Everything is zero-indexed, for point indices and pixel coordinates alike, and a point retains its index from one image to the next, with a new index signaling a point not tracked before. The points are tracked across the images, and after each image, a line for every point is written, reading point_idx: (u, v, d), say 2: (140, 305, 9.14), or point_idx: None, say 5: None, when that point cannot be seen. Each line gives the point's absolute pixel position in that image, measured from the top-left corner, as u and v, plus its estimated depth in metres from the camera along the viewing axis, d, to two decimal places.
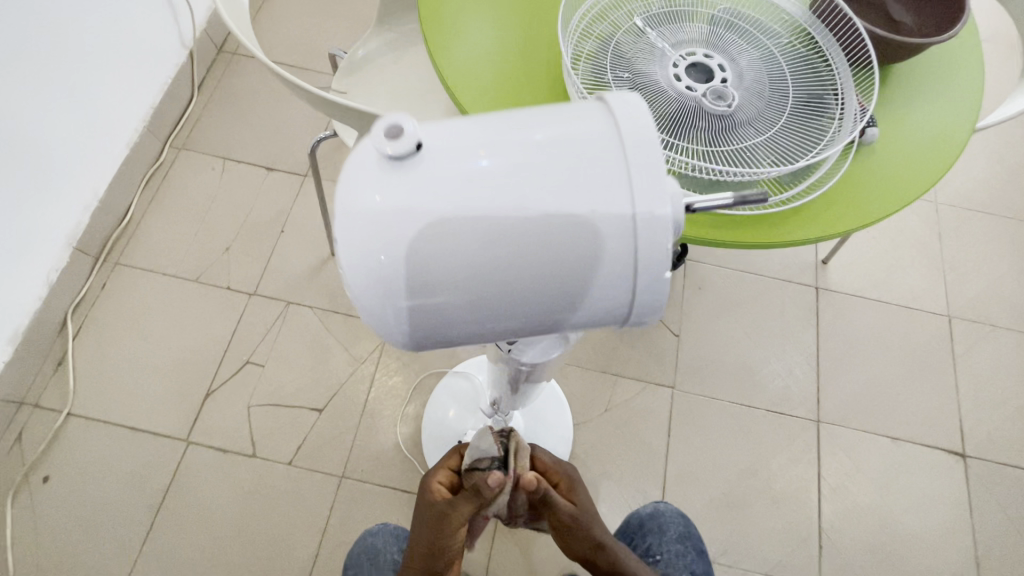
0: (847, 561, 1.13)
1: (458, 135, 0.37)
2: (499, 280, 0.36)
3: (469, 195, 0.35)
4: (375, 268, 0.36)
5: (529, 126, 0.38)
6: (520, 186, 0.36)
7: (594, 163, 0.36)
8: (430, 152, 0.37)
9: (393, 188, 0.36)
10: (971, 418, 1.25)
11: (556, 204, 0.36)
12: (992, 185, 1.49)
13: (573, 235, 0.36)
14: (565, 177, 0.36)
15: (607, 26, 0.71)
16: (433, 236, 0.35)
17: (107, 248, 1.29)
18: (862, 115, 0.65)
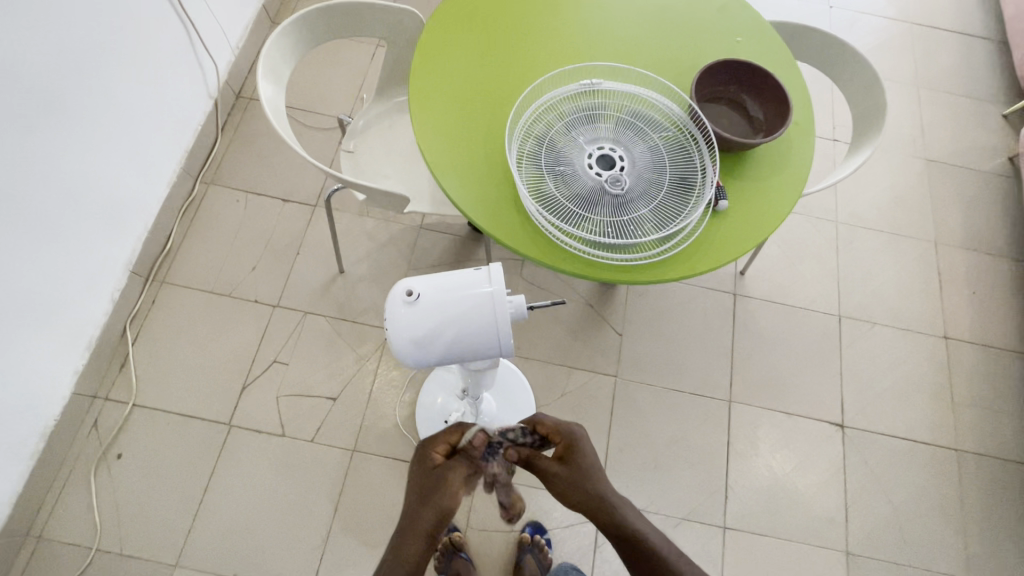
0: (746, 507, 1.47)
1: (428, 285, 0.71)
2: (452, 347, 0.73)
3: (439, 314, 0.71)
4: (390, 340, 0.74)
5: (461, 283, 0.72)
6: (452, 318, 0.71)
7: (486, 308, 0.71)
8: (418, 293, 0.71)
9: (398, 310, 0.72)
10: (850, 397, 1.59)
11: (470, 328, 0.72)
12: (882, 206, 1.82)
13: (477, 339, 0.73)
14: (474, 315, 0.71)
15: (542, 128, 1.01)
16: (412, 336, 0.72)
17: (154, 270, 1.57)
18: (713, 190, 0.96)
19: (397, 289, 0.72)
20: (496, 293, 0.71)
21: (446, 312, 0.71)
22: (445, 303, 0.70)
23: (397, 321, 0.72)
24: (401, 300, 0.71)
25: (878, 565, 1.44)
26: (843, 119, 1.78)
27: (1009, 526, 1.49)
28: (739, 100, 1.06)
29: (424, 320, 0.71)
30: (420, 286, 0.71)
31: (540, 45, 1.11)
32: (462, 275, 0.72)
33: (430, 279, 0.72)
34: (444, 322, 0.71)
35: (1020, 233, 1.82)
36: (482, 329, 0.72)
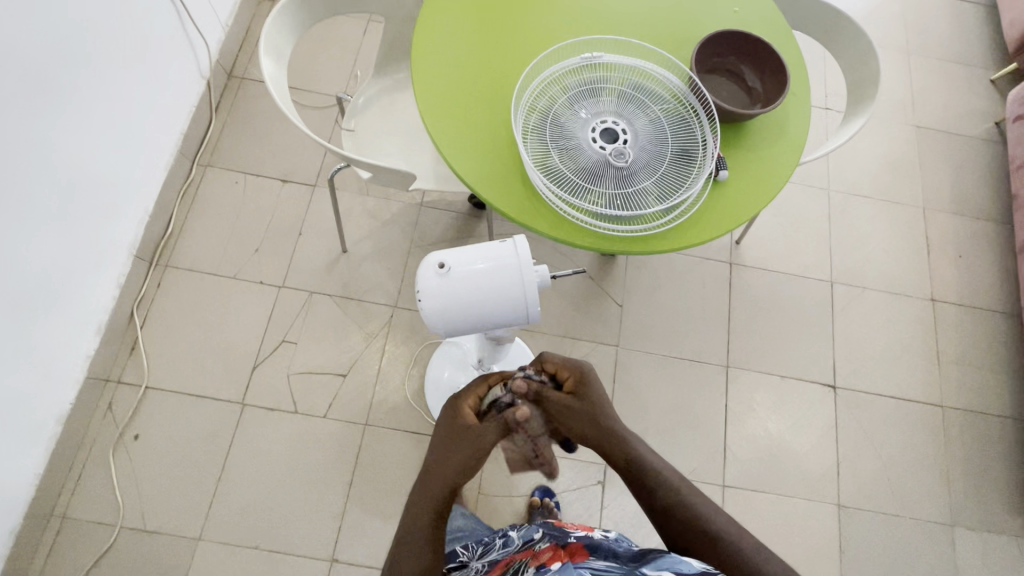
0: (743, 465, 1.54)
1: (458, 256, 0.74)
2: (482, 317, 0.76)
3: (470, 286, 0.73)
4: (423, 315, 0.76)
5: (489, 252, 0.75)
6: (483, 286, 0.74)
7: (515, 274, 0.74)
8: (450, 266, 0.73)
9: (430, 282, 0.74)
10: (842, 359, 1.66)
11: (500, 296, 0.74)
12: (873, 173, 1.86)
13: (506, 308, 0.76)
14: (503, 283, 0.74)
15: (545, 103, 1.03)
16: (445, 307, 0.74)
17: (158, 254, 1.58)
18: (715, 161, 0.99)
19: (428, 263, 0.75)
20: (522, 260, 0.74)
21: (477, 280, 0.73)
22: (476, 272, 0.73)
23: (430, 294, 0.74)
24: (433, 271, 0.74)
25: (867, 515, 1.53)
26: (836, 87, 1.79)
27: (991, 475, 1.58)
28: (737, 71, 1.08)
29: (457, 290, 0.73)
30: (451, 257, 0.74)
31: (540, 19, 1.12)
32: (488, 245, 0.75)
33: (459, 251, 0.75)
34: (475, 290, 0.74)
35: (1005, 197, 1.87)
36: (511, 296, 0.75)
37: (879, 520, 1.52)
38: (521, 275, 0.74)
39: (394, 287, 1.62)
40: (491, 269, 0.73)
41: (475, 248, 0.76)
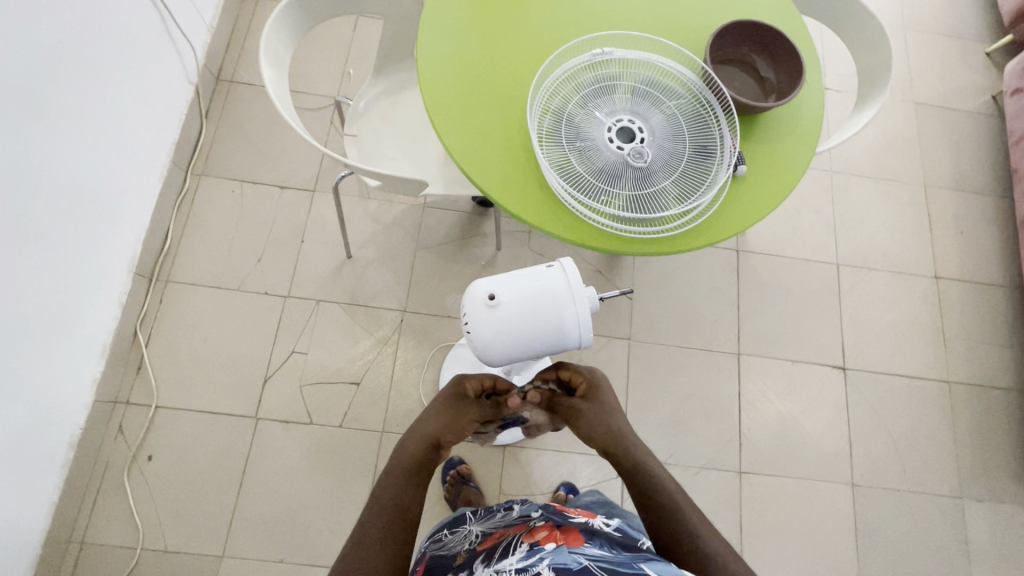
0: (758, 451, 1.56)
1: (506, 283, 0.74)
2: (533, 346, 0.75)
3: (521, 315, 0.73)
4: (475, 346, 0.75)
5: (537, 277, 0.74)
6: (535, 312, 0.73)
7: (564, 297, 0.74)
8: (499, 296, 0.73)
9: (480, 313, 0.74)
10: (850, 341, 1.67)
11: (551, 320, 0.74)
12: (874, 153, 1.85)
13: (558, 332, 0.74)
14: (554, 306, 0.73)
15: (559, 102, 1.00)
16: (498, 336, 0.73)
17: (157, 269, 1.54)
18: (733, 156, 0.97)
19: (476, 293, 0.74)
20: (571, 282, 0.74)
21: (529, 306, 0.73)
22: (525, 298, 0.73)
23: (482, 324, 0.73)
24: (483, 301, 0.73)
25: (880, 493, 1.56)
26: (836, 67, 1.78)
27: (998, 446, 1.62)
28: (750, 62, 1.06)
29: (508, 318, 0.73)
30: (499, 284, 0.74)
31: (547, 14, 1.08)
32: (535, 270, 0.75)
33: (506, 278, 0.75)
34: (527, 317, 0.73)
35: (1003, 170, 1.88)
36: (562, 319, 0.74)
37: (893, 497, 1.55)
38: (572, 297, 0.74)
39: (401, 292, 1.59)
40: (541, 294, 0.73)
41: (522, 274, 0.76)
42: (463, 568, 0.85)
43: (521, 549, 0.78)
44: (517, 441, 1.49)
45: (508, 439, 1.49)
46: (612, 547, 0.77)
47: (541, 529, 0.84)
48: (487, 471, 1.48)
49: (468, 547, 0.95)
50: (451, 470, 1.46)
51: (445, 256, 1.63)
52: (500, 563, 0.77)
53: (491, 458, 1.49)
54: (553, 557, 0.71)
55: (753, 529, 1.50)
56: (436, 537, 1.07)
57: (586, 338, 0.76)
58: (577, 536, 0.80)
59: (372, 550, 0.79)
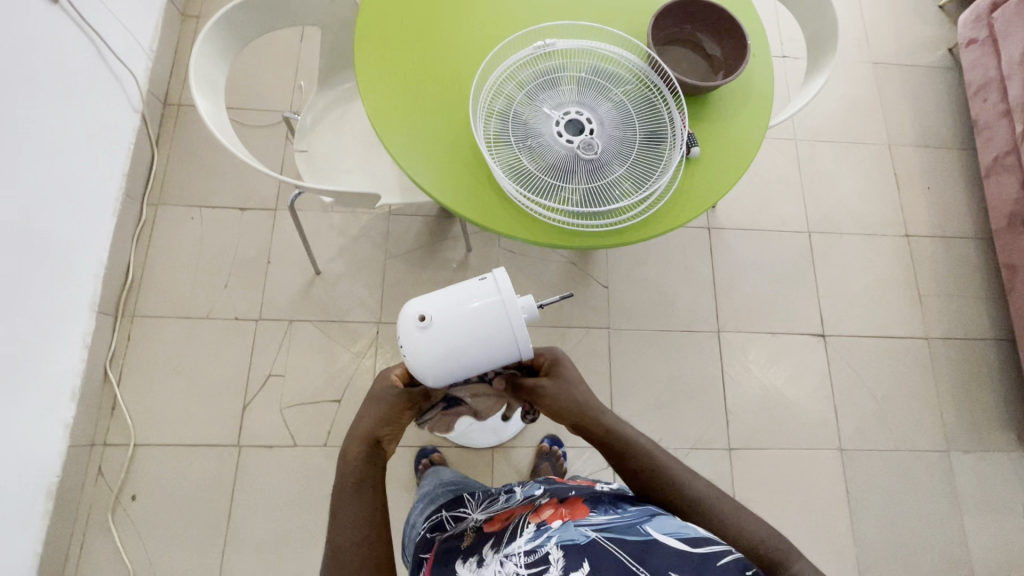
0: (746, 426, 1.57)
1: (438, 302, 0.72)
2: (473, 363, 0.74)
3: (454, 334, 0.71)
4: (413, 369, 0.74)
5: (469, 292, 0.73)
6: (469, 328, 0.71)
7: (498, 309, 0.72)
8: (430, 317, 0.71)
9: (413, 335, 0.72)
10: (828, 307, 1.68)
11: (486, 334, 0.72)
12: (836, 116, 1.85)
13: (495, 346, 0.73)
14: (488, 320, 0.72)
15: (504, 101, 0.98)
16: (433, 357, 0.72)
17: (121, 305, 1.50)
18: (685, 138, 0.96)
19: (409, 315, 0.73)
20: (504, 292, 0.72)
21: (461, 322, 0.71)
22: (458, 314, 0.71)
23: (415, 347, 0.72)
24: (414, 323, 0.72)
25: (868, 454, 1.57)
26: (790, 34, 1.77)
27: (979, 396, 1.64)
28: (695, 40, 1.05)
29: (442, 337, 0.71)
30: (430, 304, 0.72)
31: (484, 11, 1.06)
32: (467, 285, 0.73)
33: (437, 297, 0.73)
34: (461, 334, 0.71)
35: (966, 122, 1.89)
36: (498, 331, 0.72)
37: (881, 457, 1.57)
38: (505, 309, 0.72)
39: (375, 303, 1.57)
40: (473, 309, 0.72)
41: (455, 290, 0.74)
42: (470, 554, 0.81)
43: (529, 528, 0.75)
44: (505, 440, 1.49)
45: (495, 441, 1.49)
46: (617, 509, 0.77)
47: (545, 505, 0.82)
48: (479, 474, 1.47)
49: (471, 529, 0.91)
50: (423, 458, 1.45)
51: (416, 262, 1.61)
52: (508, 545, 0.73)
53: (480, 460, 1.49)
54: (561, 533, 0.70)
55: (747, 503, 1.51)
56: (434, 518, 1.02)
57: (526, 348, 0.74)
58: (580, 505, 0.78)
59: (352, 562, 0.72)
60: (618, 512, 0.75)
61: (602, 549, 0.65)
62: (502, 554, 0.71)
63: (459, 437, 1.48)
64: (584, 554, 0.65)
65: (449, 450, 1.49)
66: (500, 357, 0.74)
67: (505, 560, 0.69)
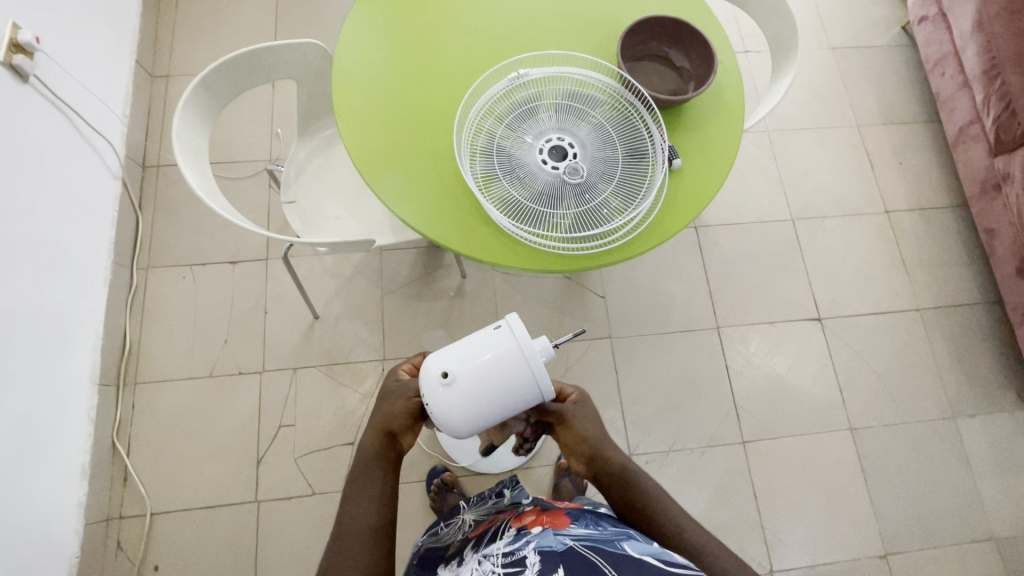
0: (756, 417, 1.59)
1: (457, 356, 0.75)
2: (498, 412, 0.76)
3: (477, 387, 0.74)
4: (442, 426, 0.76)
5: (485, 342, 0.76)
6: (490, 377, 0.74)
7: (515, 354, 0.74)
8: (452, 373, 0.74)
9: (438, 393, 0.75)
10: (820, 291, 1.71)
11: (508, 382, 0.74)
12: (804, 104, 1.90)
13: (518, 391, 0.75)
14: (508, 367, 0.74)
15: (486, 136, 1.00)
16: (460, 410, 0.74)
17: (122, 374, 1.49)
18: (666, 153, 0.98)
19: (431, 372, 0.76)
20: (519, 337, 0.75)
21: (483, 372, 0.74)
22: (478, 365, 0.74)
23: (441, 403, 0.74)
24: (437, 380, 0.74)
25: (878, 430, 1.60)
26: (750, 30, 1.81)
27: (977, 359, 1.68)
28: (664, 54, 1.07)
29: (465, 390, 0.74)
30: (450, 360, 0.75)
31: (454, 48, 1.08)
32: (482, 334, 0.76)
33: (456, 351, 0.76)
34: (484, 384, 0.74)
35: (928, 95, 1.95)
36: (519, 376, 0.74)
37: (891, 432, 1.60)
38: (523, 353, 0.74)
39: (377, 340, 1.57)
40: (492, 358, 0.74)
41: (471, 342, 0.76)
42: (456, 556, 0.90)
43: (509, 533, 0.80)
44: (522, 462, 1.50)
45: (512, 463, 1.50)
46: (598, 524, 0.79)
47: (528, 513, 0.87)
48: None
49: (460, 536, 1.00)
50: (435, 479, 1.45)
51: (413, 295, 1.62)
52: (488, 548, 0.79)
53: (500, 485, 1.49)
54: (539, 540, 0.73)
55: (767, 494, 1.52)
56: (432, 530, 1.11)
57: (548, 390, 0.76)
58: (563, 516, 0.81)
59: (354, 550, 0.76)
60: (598, 526, 0.77)
61: (576, 555, 0.68)
62: (482, 556, 0.76)
63: (475, 464, 1.48)
64: (557, 559, 0.67)
65: (468, 478, 1.49)
66: (524, 402, 0.76)
67: (484, 560, 0.74)
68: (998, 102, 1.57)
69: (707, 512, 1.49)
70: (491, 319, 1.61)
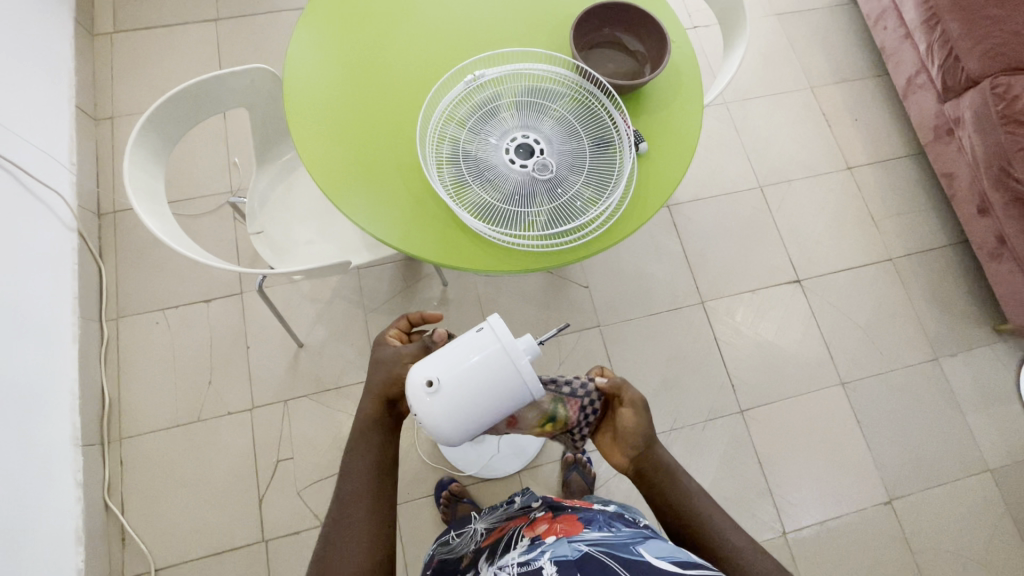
0: (750, 384, 1.61)
1: (440, 362, 0.74)
2: (490, 415, 0.75)
3: (465, 392, 0.73)
4: (432, 433, 0.75)
5: (468, 345, 0.74)
6: (477, 380, 0.73)
7: (499, 355, 0.73)
8: (437, 381, 0.73)
9: (424, 402, 0.73)
10: (796, 253, 1.74)
11: (495, 383, 0.73)
12: (756, 71, 1.93)
13: (506, 392, 0.74)
14: (492, 369, 0.73)
15: (450, 142, 0.98)
16: (448, 415, 0.73)
17: (105, 431, 1.43)
18: (632, 137, 0.98)
19: (415, 382, 0.74)
20: (501, 338, 0.74)
21: (467, 377, 0.73)
22: (462, 371, 0.73)
23: (428, 411, 0.73)
24: (422, 388, 0.73)
25: (868, 381, 1.64)
26: (696, 5, 1.83)
27: (951, 299, 1.73)
28: (618, 39, 1.07)
29: (452, 396, 0.73)
30: (434, 367, 0.74)
31: (406, 56, 1.06)
32: (464, 339, 0.75)
33: (440, 358, 0.74)
34: (471, 388, 0.73)
35: (874, 50, 1.99)
36: (505, 376, 0.73)
37: (880, 381, 1.64)
38: (506, 352, 0.73)
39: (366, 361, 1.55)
40: (477, 360, 0.73)
41: (454, 348, 0.75)
42: (471, 568, 0.89)
43: (523, 544, 0.79)
44: (528, 463, 1.50)
45: (520, 465, 1.49)
46: (612, 527, 0.78)
47: (541, 521, 0.86)
48: None
49: (473, 546, 0.99)
50: (443, 491, 1.43)
51: (396, 309, 1.59)
52: (503, 558, 0.78)
53: (510, 487, 1.49)
54: (554, 549, 0.72)
55: (771, 457, 1.55)
56: (444, 539, 1.10)
57: (536, 387, 0.74)
58: (576, 522, 0.80)
59: (358, 515, 0.78)
60: (613, 529, 0.76)
61: (593, 563, 0.67)
62: (498, 567, 0.75)
63: (482, 470, 1.48)
64: (573, 568, 0.67)
65: (476, 485, 1.48)
66: (515, 402, 0.75)
67: (500, 572, 0.73)
68: (940, 50, 1.62)
69: (716, 485, 1.51)
70: (478, 324, 1.60)
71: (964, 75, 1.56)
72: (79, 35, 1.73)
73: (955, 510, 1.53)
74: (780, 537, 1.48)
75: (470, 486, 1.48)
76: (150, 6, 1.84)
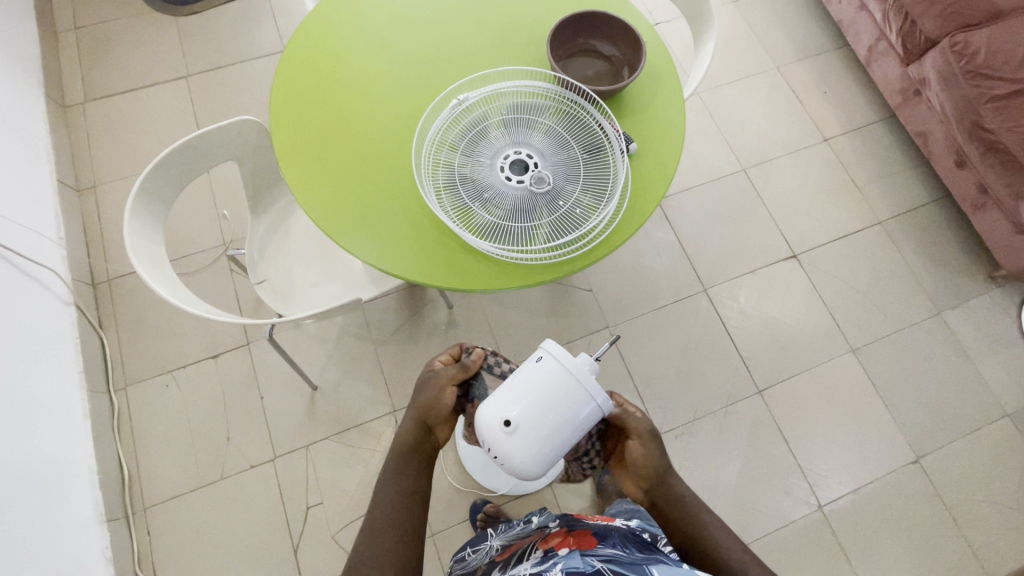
0: (763, 364, 1.62)
1: (513, 400, 0.74)
2: (567, 442, 0.75)
3: (542, 425, 0.73)
4: (515, 472, 0.75)
5: (532, 377, 0.75)
6: (551, 409, 0.73)
7: (566, 379, 0.74)
8: (512, 419, 0.73)
9: (503, 443, 0.73)
10: (788, 229, 1.77)
11: (569, 408, 0.74)
12: (722, 58, 1.97)
13: (579, 414, 0.74)
14: (562, 395, 0.74)
15: (445, 168, 0.99)
16: (532, 452, 0.73)
17: (128, 503, 1.40)
18: (622, 141, 1.00)
19: (490, 425, 0.74)
20: (564, 362, 0.75)
21: (541, 407, 0.73)
22: (534, 404, 0.73)
23: (512, 453, 0.73)
24: (499, 429, 0.73)
25: (877, 344, 1.66)
26: (655, 2, 1.88)
27: (943, 253, 1.77)
28: (593, 47, 1.09)
29: (531, 431, 0.73)
30: (507, 406, 0.74)
31: (388, 89, 1.08)
32: (527, 370, 0.76)
33: (509, 395, 0.75)
34: (546, 419, 0.73)
35: (831, 23, 2.05)
36: (575, 399, 0.74)
37: (889, 343, 1.66)
38: (572, 375, 0.74)
39: (382, 394, 1.54)
40: (545, 389, 0.74)
41: (520, 381, 0.75)
42: None
43: (537, 556, 0.83)
44: (558, 473, 1.49)
45: (553, 476, 1.48)
46: (627, 545, 0.78)
47: (555, 535, 0.89)
48: None
49: (488, 559, 0.99)
50: (479, 514, 1.42)
51: (405, 339, 1.59)
52: (517, 569, 0.81)
53: (544, 500, 1.48)
54: (566, 561, 0.73)
55: (795, 432, 1.56)
56: (460, 556, 1.09)
57: (606, 403, 0.75)
58: (589, 536, 0.82)
59: (387, 543, 0.78)
60: (626, 547, 0.76)
61: None
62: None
63: (515, 487, 1.46)
64: None
65: (508, 503, 1.47)
66: (588, 422, 0.75)
67: None
68: (896, 16, 1.68)
69: (746, 468, 1.52)
70: (488, 341, 1.60)
71: (923, 36, 1.62)
72: (51, 109, 1.73)
73: (981, 458, 1.55)
74: (817, 511, 1.48)
75: (504, 504, 1.47)
76: (117, 71, 1.84)
